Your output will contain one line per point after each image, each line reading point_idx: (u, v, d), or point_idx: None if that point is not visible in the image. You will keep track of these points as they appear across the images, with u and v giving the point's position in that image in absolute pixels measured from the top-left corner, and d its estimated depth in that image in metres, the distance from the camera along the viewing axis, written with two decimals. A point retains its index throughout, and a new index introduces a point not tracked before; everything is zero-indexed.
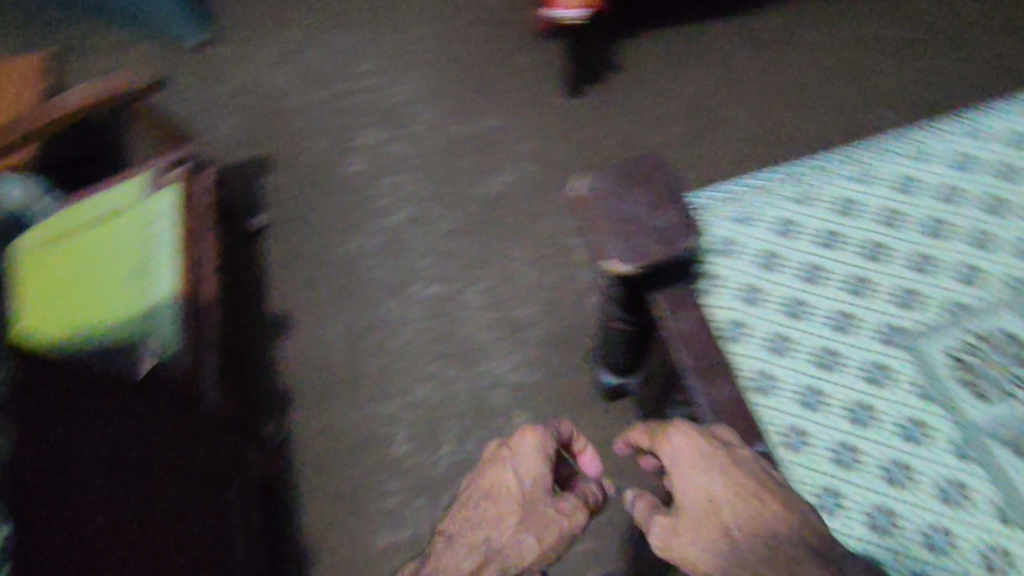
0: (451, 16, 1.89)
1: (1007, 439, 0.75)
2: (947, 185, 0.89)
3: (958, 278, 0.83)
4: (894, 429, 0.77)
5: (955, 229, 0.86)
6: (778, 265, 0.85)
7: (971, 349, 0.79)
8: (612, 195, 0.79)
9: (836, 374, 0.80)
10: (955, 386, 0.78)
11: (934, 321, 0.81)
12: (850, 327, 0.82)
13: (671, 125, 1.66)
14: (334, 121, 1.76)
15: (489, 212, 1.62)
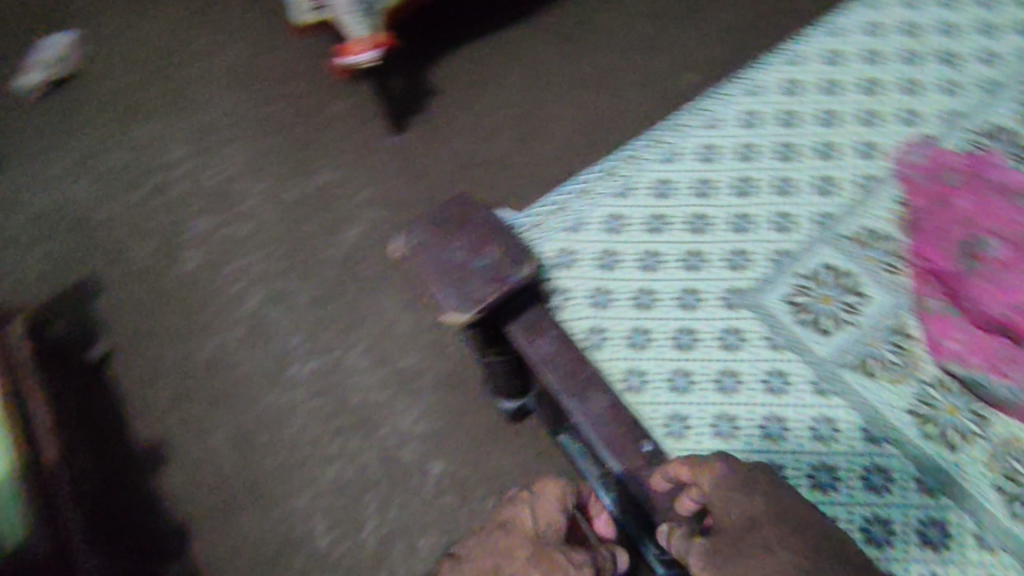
0: (253, 80, 1.80)
1: (855, 364, 0.83)
2: (731, 170, 1.00)
3: (773, 235, 0.93)
4: (758, 387, 0.82)
5: (758, 196, 0.97)
6: (618, 265, 0.92)
7: (800, 293, 0.88)
8: (432, 247, 0.77)
9: (695, 349, 0.85)
10: (797, 328, 0.85)
11: (765, 277, 0.89)
12: (695, 302, 0.89)
13: (501, 135, 1.68)
14: (157, 219, 1.64)
15: (349, 269, 1.56)
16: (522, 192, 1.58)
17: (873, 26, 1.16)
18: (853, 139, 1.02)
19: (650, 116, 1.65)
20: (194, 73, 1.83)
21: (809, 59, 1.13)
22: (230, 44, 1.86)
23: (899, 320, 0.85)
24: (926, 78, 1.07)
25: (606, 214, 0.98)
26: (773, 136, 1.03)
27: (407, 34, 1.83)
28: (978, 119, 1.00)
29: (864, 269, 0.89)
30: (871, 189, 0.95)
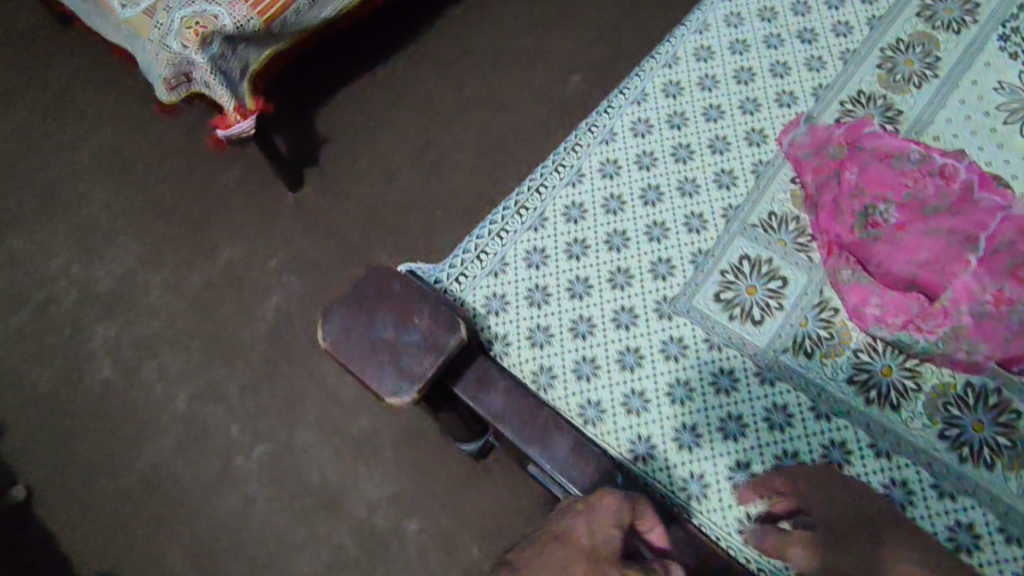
0: (127, 164, 1.68)
1: (789, 347, 0.93)
2: (635, 180, 1.05)
3: (689, 238, 1.00)
4: (707, 393, 0.91)
5: (664, 202, 1.03)
6: (550, 300, 0.97)
7: (725, 290, 0.97)
8: (356, 329, 0.71)
9: (643, 367, 0.93)
10: (731, 325, 0.95)
11: (690, 283, 0.98)
12: (631, 323, 0.96)
13: (402, 175, 1.64)
14: (53, 338, 1.50)
15: (276, 343, 1.48)
16: (438, 232, 1.58)
17: (736, 15, 1.18)
18: (739, 128, 1.08)
19: (545, 130, 1.67)
20: (57, 170, 1.68)
21: (685, 60, 1.15)
22: (90, 130, 1.71)
23: (818, 298, 0.95)
24: (794, 57, 1.12)
25: (527, 253, 1.01)
26: (667, 139, 1.08)
27: (280, 86, 1.73)
28: (846, 89, 1.08)
29: (776, 256, 0.98)
30: (765, 174, 1.04)
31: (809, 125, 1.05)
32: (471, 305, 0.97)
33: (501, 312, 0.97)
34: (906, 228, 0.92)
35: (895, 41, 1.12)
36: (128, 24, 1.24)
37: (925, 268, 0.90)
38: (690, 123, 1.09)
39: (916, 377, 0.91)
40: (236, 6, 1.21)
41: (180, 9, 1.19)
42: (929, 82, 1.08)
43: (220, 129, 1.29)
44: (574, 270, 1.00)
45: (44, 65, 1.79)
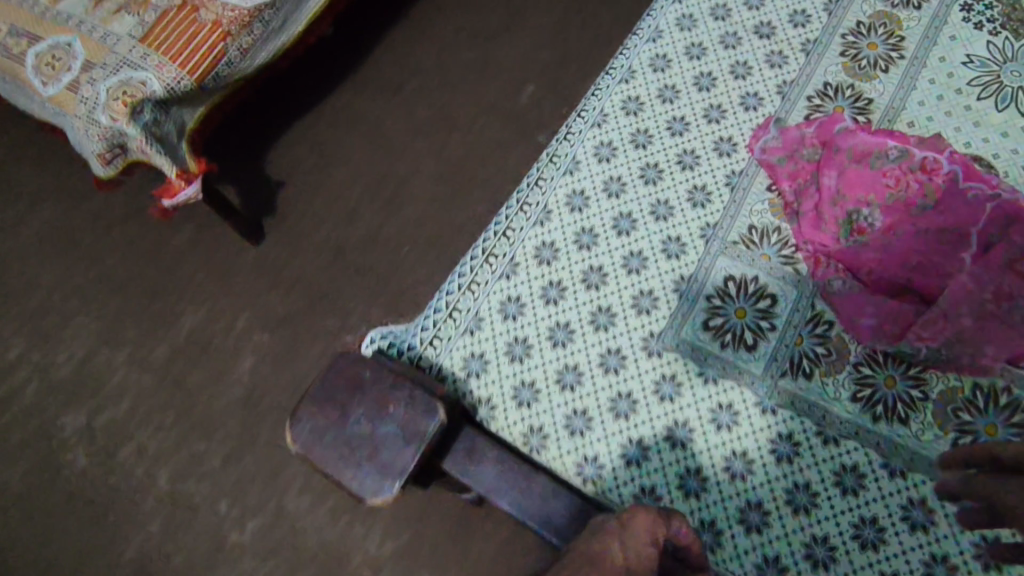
0: (73, 242, 1.60)
1: (787, 369, 0.97)
2: (608, 212, 1.09)
3: (668, 264, 1.05)
4: (706, 434, 0.94)
5: (638, 231, 1.07)
6: (530, 354, 1.00)
7: (713, 317, 1.01)
8: (328, 427, 0.66)
9: (638, 414, 0.96)
10: (725, 353, 0.99)
11: (675, 315, 1.01)
12: (619, 365, 0.99)
13: (361, 213, 1.59)
14: (19, 436, 1.44)
15: (254, 409, 1.42)
16: (406, 267, 1.53)
17: (687, 17, 1.25)
18: (707, 139, 1.13)
19: (502, 147, 1.62)
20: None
21: (642, 70, 1.20)
22: (30, 210, 1.64)
23: (811, 314, 1.00)
24: (753, 55, 1.19)
25: (499, 302, 1.04)
26: (635, 160, 1.12)
27: (217, 139, 1.63)
28: (810, 84, 1.15)
29: (761, 275, 1.03)
30: (740, 186, 1.09)
31: (779, 127, 1.12)
32: (449, 368, 0.99)
33: (481, 373, 1.00)
34: (891, 231, 1.01)
35: (856, 25, 1.20)
36: (52, 102, 1.15)
37: (916, 271, 0.99)
38: (655, 140, 1.13)
39: (923, 387, 0.95)
40: (165, 69, 1.15)
41: (106, 80, 1.13)
42: (896, 65, 1.16)
43: (164, 199, 1.21)
44: (549, 318, 1.02)
45: None
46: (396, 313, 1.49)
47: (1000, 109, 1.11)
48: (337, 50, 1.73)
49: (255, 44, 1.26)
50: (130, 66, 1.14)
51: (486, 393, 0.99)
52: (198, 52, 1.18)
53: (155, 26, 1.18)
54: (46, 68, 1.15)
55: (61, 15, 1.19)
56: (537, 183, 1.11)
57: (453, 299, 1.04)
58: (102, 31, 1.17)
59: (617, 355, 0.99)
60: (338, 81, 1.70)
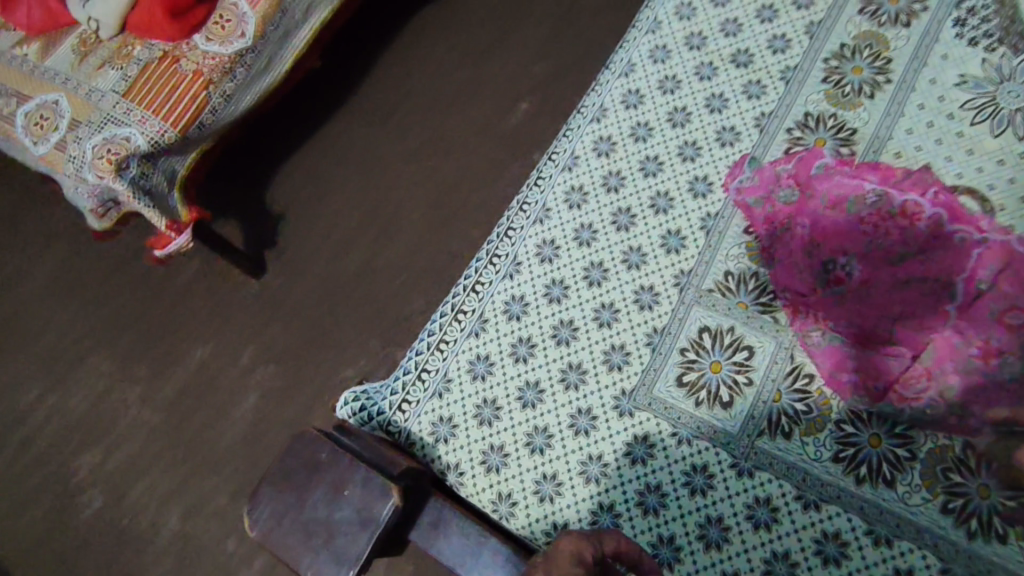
0: (85, 282, 1.66)
1: (764, 429, 0.98)
2: (579, 267, 1.14)
3: (640, 318, 1.08)
4: (677, 498, 0.97)
5: (610, 281, 1.11)
6: (500, 416, 1.05)
7: (687, 372, 1.03)
8: (286, 512, 0.66)
9: (609, 477, 0.99)
10: (699, 410, 1.01)
11: (647, 370, 1.04)
12: (587, 426, 1.03)
13: (358, 242, 1.58)
14: (41, 475, 1.50)
15: (260, 445, 1.46)
16: (402, 297, 1.52)
17: (661, 49, 1.29)
18: (681, 179, 1.16)
19: (496, 168, 1.60)
20: (18, 297, 1.66)
21: (615, 109, 1.26)
22: (44, 251, 1.70)
23: (787, 365, 1.00)
24: (729, 88, 1.21)
25: (472, 362, 1.10)
26: (606, 205, 1.17)
27: (214, 177, 1.65)
28: (789, 116, 1.16)
29: (736, 324, 1.04)
30: (714, 230, 1.11)
31: (754, 167, 1.14)
32: (419, 435, 1.07)
33: (449, 439, 1.06)
34: (868, 282, 1.01)
35: (838, 48, 1.20)
36: (44, 161, 1.19)
37: (897, 323, 0.97)
38: (627, 187, 1.18)
39: (910, 446, 0.93)
40: (148, 123, 1.17)
41: (91, 139, 1.15)
42: (881, 89, 1.15)
43: (157, 249, 1.23)
44: (523, 378, 1.08)
45: None
46: (394, 344, 1.49)
47: (995, 135, 1.08)
48: (332, 78, 1.72)
49: (238, 90, 1.27)
50: (114, 123, 1.16)
51: (455, 458, 1.05)
52: (182, 104, 1.19)
53: (137, 80, 1.19)
54: (35, 128, 1.18)
55: (50, 73, 1.23)
56: (507, 235, 1.18)
57: (422, 358, 1.12)
58: (87, 88, 1.20)
59: (587, 416, 1.03)
60: (332, 109, 1.70)
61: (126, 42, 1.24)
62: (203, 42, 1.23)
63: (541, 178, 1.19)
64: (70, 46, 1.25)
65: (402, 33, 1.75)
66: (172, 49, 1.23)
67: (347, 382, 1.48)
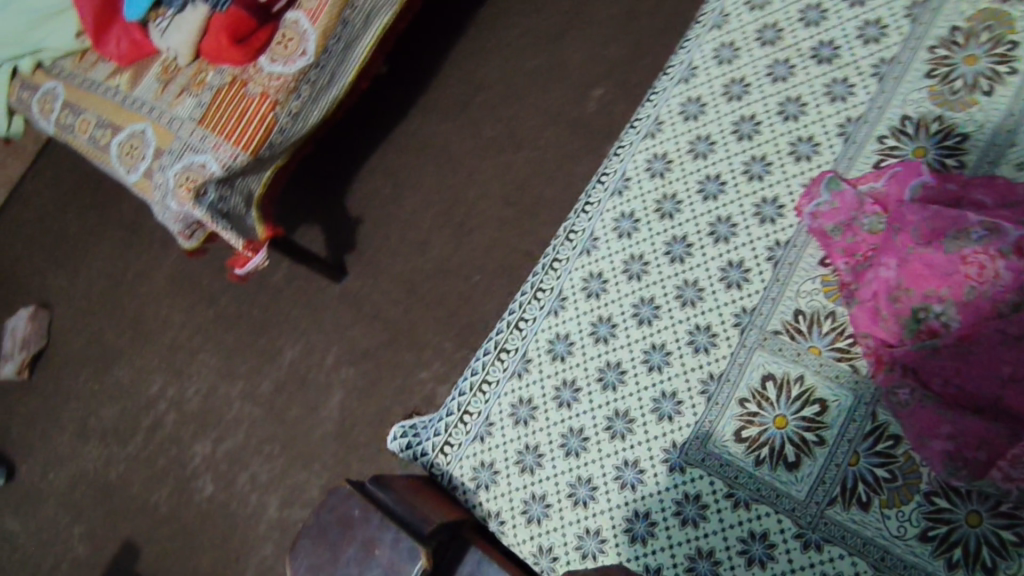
0: (193, 283, 1.79)
1: (837, 496, 0.91)
2: (628, 304, 1.10)
3: (693, 361, 1.03)
4: (732, 568, 0.91)
5: (662, 320, 1.06)
6: (543, 463, 1.05)
7: (747, 426, 0.98)
8: (321, 566, 0.67)
9: (656, 538, 0.95)
10: (760, 470, 0.95)
11: (702, 422, 0.99)
12: (635, 480, 0.99)
13: (432, 242, 1.58)
14: (163, 460, 1.67)
15: (344, 442, 1.52)
16: (476, 298, 1.51)
17: (728, 46, 1.21)
18: (747, 203, 1.09)
19: (570, 160, 1.52)
20: (140, 298, 1.84)
21: (672, 122, 1.19)
22: (161, 255, 1.86)
23: (867, 425, 0.92)
24: (808, 89, 1.12)
25: (516, 404, 1.10)
26: (659, 235, 1.12)
27: (294, 189, 1.71)
28: (882, 120, 1.06)
29: (806, 373, 0.97)
30: (784, 261, 1.03)
31: (833, 188, 0.99)
32: (461, 479, 1.08)
33: (490, 485, 1.06)
34: (971, 335, 0.82)
35: (948, 32, 1.07)
36: (136, 186, 1.32)
37: (1008, 387, 0.79)
38: (685, 210, 1.12)
39: (1019, 527, 0.83)
40: (221, 148, 1.24)
41: (172, 166, 1.26)
42: (1004, 82, 1.01)
43: (238, 268, 1.30)
44: (568, 424, 1.06)
45: (114, 197, 1.97)
46: (469, 346, 1.48)
47: None
48: (402, 76, 1.71)
49: (306, 105, 1.31)
50: (192, 150, 1.26)
51: (496, 506, 1.05)
52: (250, 130, 1.25)
53: (210, 106, 1.28)
54: (126, 158, 1.32)
55: (137, 102, 1.36)
56: (552, 266, 1.16)
57: (465, 401, 1.13)
58: (168, 116, 1.31)
59: (635, 467, 1.00)
60: (404, 108, 1.69)
61: (200, 68, 1.34)
62: (268, 63, 1.28)
63: (589, 204, 1.16)
64: (153, 74, 1.37)
65: (473, 20, 1.70)
66: (241, 72, 1.30)
67: (423, 384, 1.49)
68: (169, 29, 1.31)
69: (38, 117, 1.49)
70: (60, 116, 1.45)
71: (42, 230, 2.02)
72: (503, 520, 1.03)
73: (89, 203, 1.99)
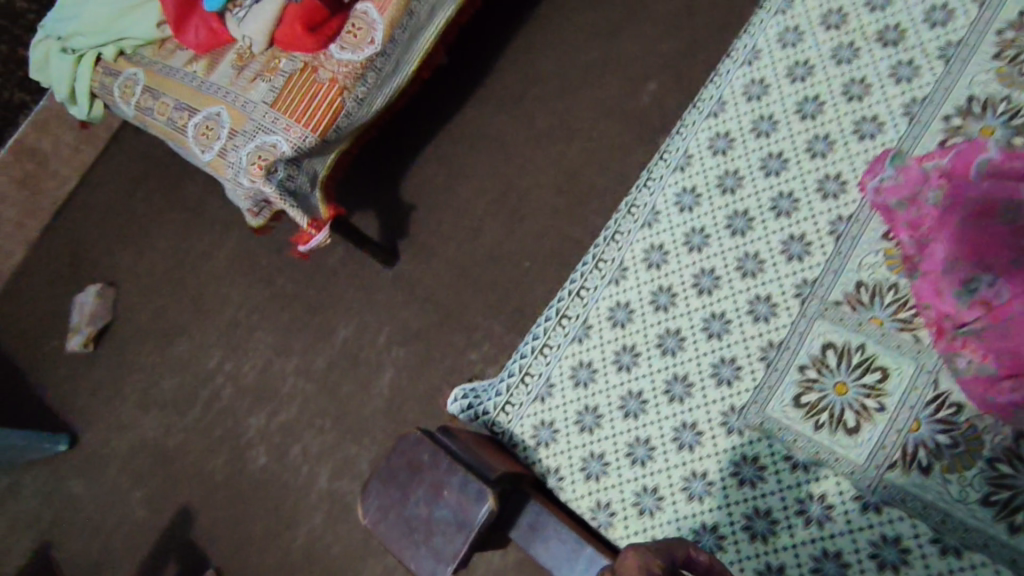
0: (253, 263, 1.87)
1: (897, 461, 0.95)
2: (690, 274, 1.13)
3: (754, 330, 1.06)
4: (789, 526, 0.96)
5: (722, 289, 1.10)
6: (602, 424, 1.09)
7: (807, 392, 1.01)
8: (391, 507, 0.71)
9: (713, 497, 1.00)
10: (819, 434, 0.99)
11: (761, 388, 1.03)
12: (694, 442, 1.03)
13: (485, 228, 1.63)
14: (219, 431, 1.75)
15: (395, 418, 1.58)
16: (526, 283, 1.55)
17: (793, 31, 1.22)
18: (809, 179, 1.11)
19: (623, 151, 1.55)
20: (203, 276, 1.93)
21: (735, 101, 1.22)
22: (223, 236, 1.94)
23: (930, 392, 0.96)
24: (873, 71, 1.14)
25: (575, 368, 1.14)
26: (720, 209, 1.15)
27: (353, 175, 1.77)
28: (948, 102, 1.07)
29: (868, 342, 1.00)
30: (846, 236, 1.06)
31: (897, 165, 1.01)
32: (522, 437, 1.12)
33: (550, 443, 1.11)
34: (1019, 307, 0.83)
35: (1017, 17, 1.08)
36: (210, 165, 1.39)
37: None
38: (747, 185, 1.15)
39: None
40: (293, 130, 1.32)
41: (245, 146, 1.33)
42: None
43: (301, 245, 1.38)
44: (626, 388, 1.10)
45: (180, 180, 2.06)
46: (519, 329, 1.52)
47: None
48: (460, 67, 1.77)
49: (371, 92, 1.38)
50: (264, 131, 1.33)
51: (555, 462, 1.10)
52: (322, 110, 1.32)
53: (284, 90, 1.35)
54: (203, 138, 1.39)
55: (214, 87, 1.43)
56: (613, 238, 1.19)
57: (527, 362, 1.17)
58: (243, 100, 1.38)
59: (693, 429, 1.04)
60: (462, 96, 1.74)
61: (274, 55, 1.40)
62: (338, 50, 1.35)
63: (652, 178, 1.18)
64: (229, 62, 1.45)
65: (530, 15, 1.74)
66: (312, 59, 1.36)
67: (473, 364, 1.54)
68: (246, 18, 1.38)
69: (119, 102, 1.58)
70: (140, 101, 1.53)
71: (111, 212, 2.13)
72: (563, 476, 1.08)
73: (156, 187, 2.09)
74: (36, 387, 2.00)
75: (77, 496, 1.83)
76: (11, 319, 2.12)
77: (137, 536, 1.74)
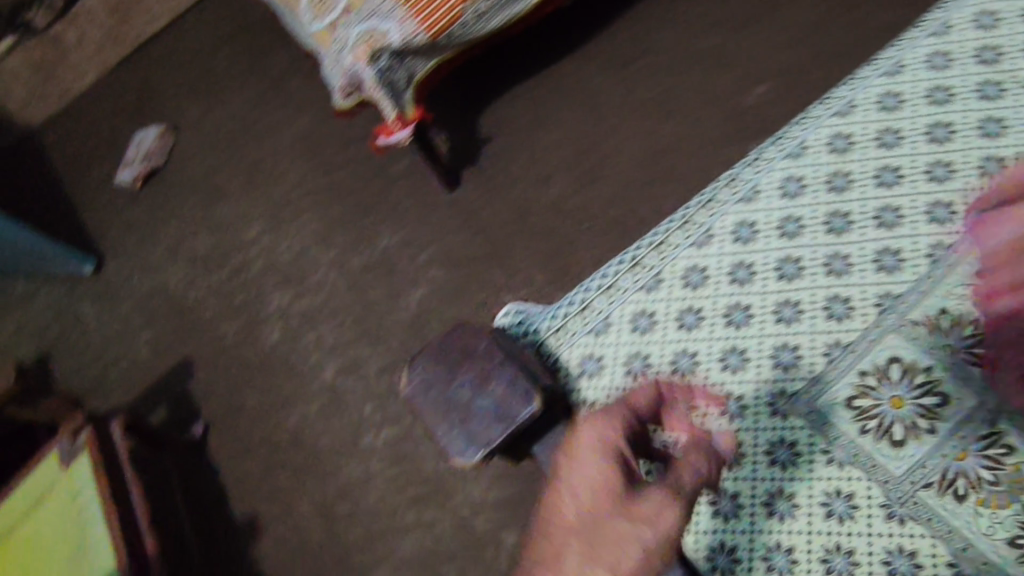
0: (317, 150, 1.88)
1: (933, 482, 0.94)
2: (775, 256, 1.15)
3: (825, 325, 1.06)
4: (809, 514, 0.96)
5: (804, 279, 1.11)
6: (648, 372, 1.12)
7: (861, 397, 1.01)
8: (437, 383, 0.80)
9: (742, 467, 1.01)
10: (862, 438, 0.99)
11: (817, 380, 1.03)
12: (736, 414, 1.05)
13: (555, 179, 1.62)
14: (241, 298, 1.77)
15: (415, 334, 1.59)
16: (580, 243, 1.55)
17: (941, 55, 1.23)
18: (919, 200, 1.11)
19: (712, 144, 1.54)
20: (264, 149, 1.93)
21: (865, 108, 1.23)
22: (294, 116, 1.95)
23: (985, 429, 0.95)
24: (1014, 114, 1.13)
25: (637, 313, 1.18)
26: (823, 204, 1.16)
27: (440, 94, 1.79)
28: None
29: (937, 365, 1.00)
30: (943, 261, 1.05)
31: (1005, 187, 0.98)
32: (566, 363, 1.17)
33: (594, 374, 1.15)
34: None
35: None
36: (316, 36, 1.39)
37: None
38: (855, 189, 1.15)
39: None
40: (407, 23, 1.30)
41: (356, 26, 1.32)
42: None
43: (381, 137, 1.42)
44: (683, 343, 1.12)
45: (267, 52, 2.07)
46: (561, 285, 1.52)
47: None
48: (575, 20, 1.76)
49: (491, 9, 1.37)
50: (379, 15, 1.30)
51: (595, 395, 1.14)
52: (441, 11, 1.31)
53: None
54: (315, 5, 1.37)
55: None
56: (707, 204, 1.22)
57: (589, 297, 1.22)
58: None
59: (738, 402, 1.05)
60: (568, 48, 1.74)
61: None
62: None
63: (760, 160, 1.21)
64: None
65: None
66: None
67: (506, 306, 1.54)
68: None
69: None
70: None
71: (192, 63, 2.13)
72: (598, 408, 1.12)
73: (242, 51, 2.10)
74: (77, 208, 2.02)
75: (86, 320, 1.85)
76: (68, 138, 2.14)
77: (132, 373, 1.75)
